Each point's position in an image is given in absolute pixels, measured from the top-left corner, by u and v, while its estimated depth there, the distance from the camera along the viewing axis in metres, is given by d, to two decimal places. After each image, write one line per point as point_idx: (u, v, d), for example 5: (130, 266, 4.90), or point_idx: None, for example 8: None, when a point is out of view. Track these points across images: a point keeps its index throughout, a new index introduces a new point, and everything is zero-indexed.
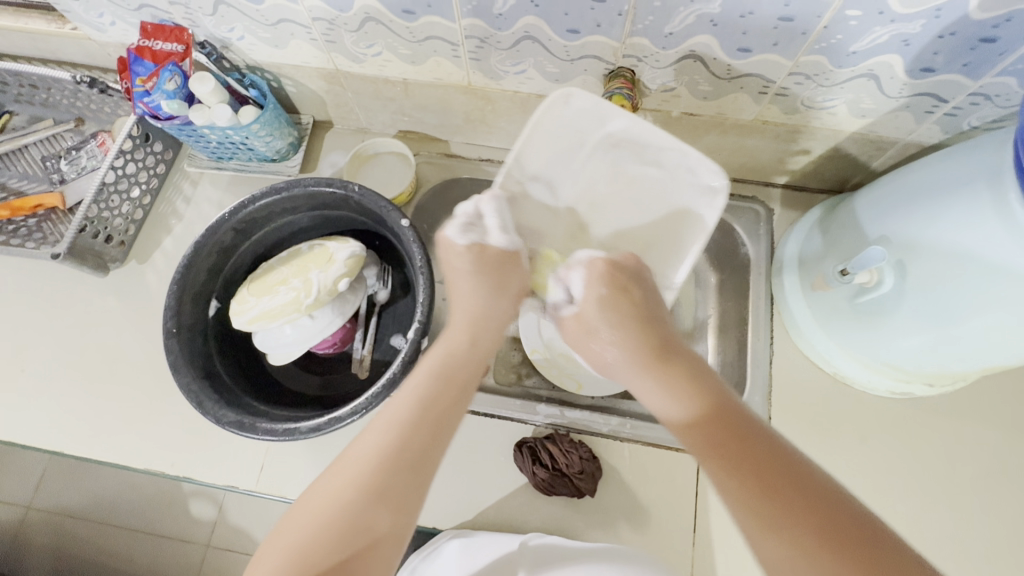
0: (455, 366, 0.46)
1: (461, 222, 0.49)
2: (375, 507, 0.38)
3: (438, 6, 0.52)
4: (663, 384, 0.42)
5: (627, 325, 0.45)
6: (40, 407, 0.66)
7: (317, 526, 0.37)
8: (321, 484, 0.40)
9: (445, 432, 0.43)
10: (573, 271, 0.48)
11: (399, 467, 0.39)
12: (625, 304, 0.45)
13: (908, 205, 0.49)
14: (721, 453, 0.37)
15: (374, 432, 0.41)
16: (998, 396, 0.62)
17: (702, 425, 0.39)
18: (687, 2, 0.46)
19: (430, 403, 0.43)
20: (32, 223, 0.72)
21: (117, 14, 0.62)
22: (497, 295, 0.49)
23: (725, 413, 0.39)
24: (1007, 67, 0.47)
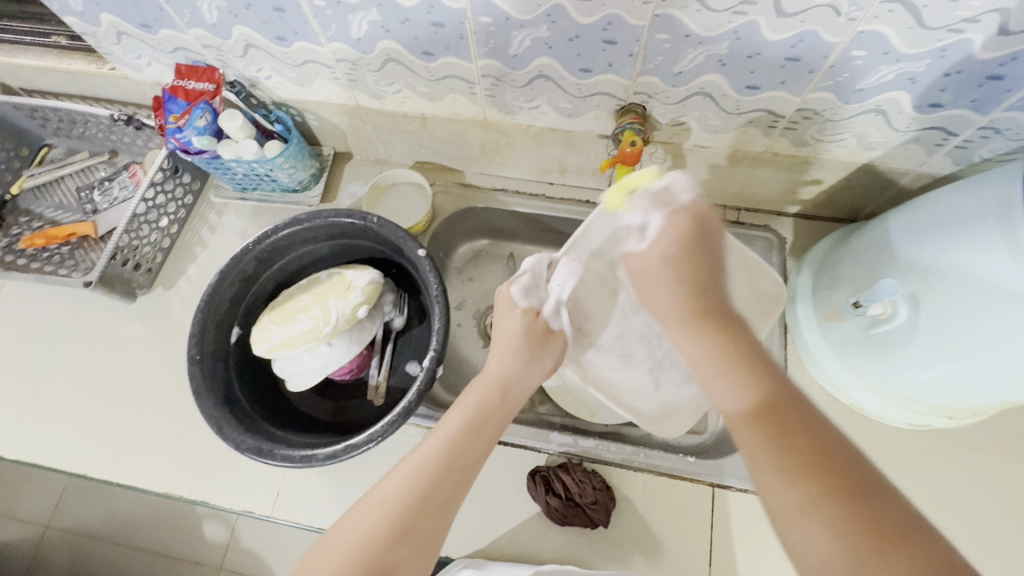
0: (488, 414, 0.46)
1: (524, 283, 0.53)
2: (396, 547, 0.37)
3: (456, 48, 0.54)
4: (706, 339, 0.40)
5: (687, 281, 0.43)
6: (65, 429, 0.68)
7: (343, 559, 0.36)
8: (348, 516, 0.39)
9: (472, 477, 0.43)
10: (654, 210, 0.45)
11: (424, 507, 0.39)
12: (689, 265, 0.43)
13: (922, 238, 0.49)
14: (777, 449, 0.33)
15: (401, 470, 0.41)
16: (1021, 431, 0.60)
17: (760, 418, 0.35)
18: (696, 44, 0.48)
19: (461, 447, 0.43)
20: (65, 251, 0.75)
21: (153, 56, 0.66)
22: (534, 363, 0.50)
23: (779, 408, 0.35)
24: (1016, 104, 0.47)
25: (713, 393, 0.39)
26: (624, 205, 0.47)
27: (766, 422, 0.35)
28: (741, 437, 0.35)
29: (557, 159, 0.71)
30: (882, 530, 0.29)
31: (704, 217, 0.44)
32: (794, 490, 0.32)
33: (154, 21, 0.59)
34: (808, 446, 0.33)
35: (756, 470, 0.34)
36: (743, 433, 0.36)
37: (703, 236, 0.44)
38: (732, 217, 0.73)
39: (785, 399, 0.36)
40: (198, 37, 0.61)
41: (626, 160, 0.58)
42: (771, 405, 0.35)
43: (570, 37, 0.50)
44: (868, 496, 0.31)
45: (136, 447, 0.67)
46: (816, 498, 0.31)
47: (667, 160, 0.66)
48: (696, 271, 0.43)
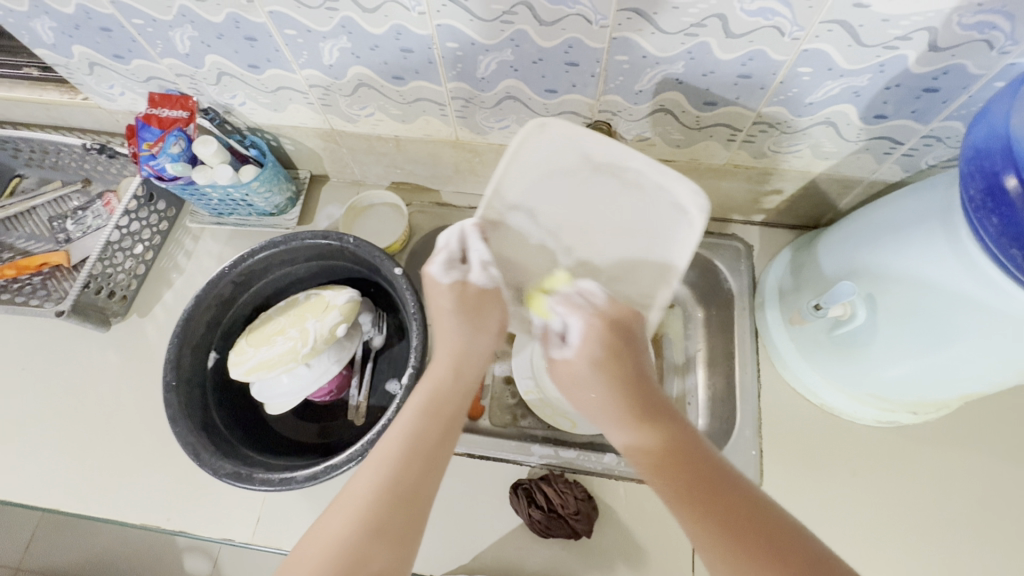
0: (445, 398, 0.46)
1: (444, 258, 0.51)
2: (374, 545, 0.37)
3: (425, 72, 0.56)
4: (635, 426, 0.41)
5: (617, 386, 0.43)
6: (37, 463, 0.66)
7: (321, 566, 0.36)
8: (323, 520, 0.39)
9: (440, 461, 0.43)
10: (573, 314, 0.47)
11: (398, 503, 0.39)
12: (616, 364, 0.44)
13: (876, 241, 0.51)
14: (686, 497, 0.36)
15: (365, 471, 0.41)
16: (982, 423, 0.63)
17: (663, 462, 0.38)
18: (653, 64, 0.50)
19: (421, 435, 0.43)
20: (37, 281, 0.74)
21: (127, 86, 0.67)
22: (477, 332, 0.49)
23: (679, 448, 0.39)
24: (953, 113, 0.50)
25: (608, 430, 0.43)
26: (544, 311, 0.51)
27: (677, 472, 0.37)
28: (660, 492, 0.38)
29: None
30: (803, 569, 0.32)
31: (625, 321, 0.47)
32: (699, 522, 0.35)
33: (126, 52, 0.60)
34: (725, 507, 0.35)
35: (678, 512, 0.37)
36: (645, 470, 0.39)
37: (622, 333, 0.46)
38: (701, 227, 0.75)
39: (682, 437, 0.40)
40: (171, 67, 0.62)
41: None
42: (671, 452, 0.39)
43: (534, 60, 0.52)
44: (757, 523, 0.34)
45: (111, 478, 0.65)
46: (726, 541, 0.34)
47: None
48: (631, 371, 0.44)
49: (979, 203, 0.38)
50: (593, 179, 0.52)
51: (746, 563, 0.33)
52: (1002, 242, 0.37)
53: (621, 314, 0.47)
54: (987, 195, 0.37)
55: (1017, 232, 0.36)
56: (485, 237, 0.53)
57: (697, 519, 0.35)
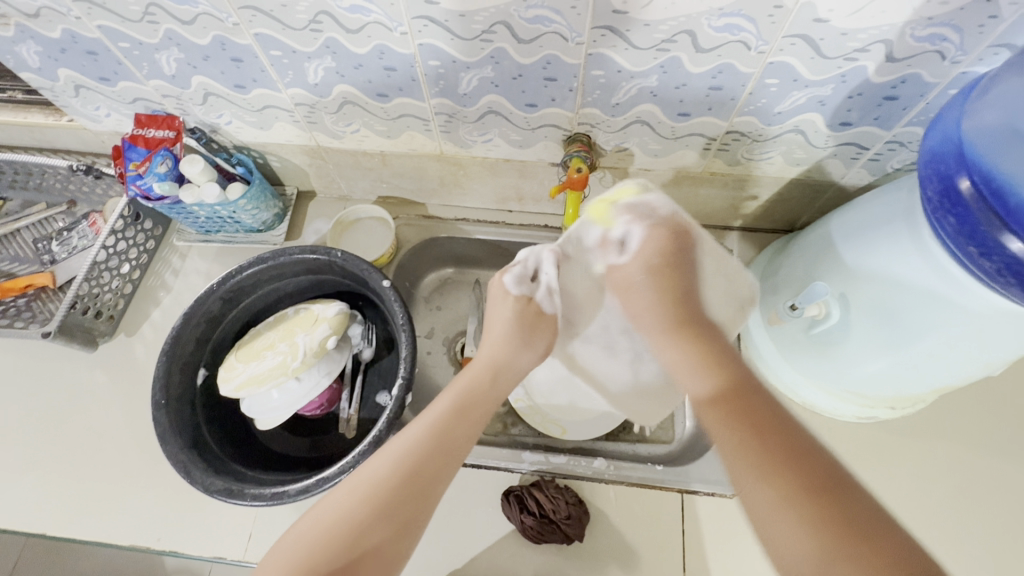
0: (475, 400, 0.47)
1: (519, 272, 0.56)
2: (379, 524, 0.39)
3: (408, 89, 0.58)
4: (696, 371, 0.42)
5: (667, 294, 0.48)
6: (24, 488, 0.66)
7: (324, 537, 0.38)
8: (334, 492, 0.40)
9: (457, 462, 0.44)
10: (637, 223, 0.51)
11: (411, 490, 0.40)
12: (690, 333, 0.45)
13: (847, 242, 0.54)
14: (751, 450, 0.35)
15: (387, 454, 0.42)
16: (957, 416, 0.65)
17: (724, 403, 0.38)
18: (628, 78, 0.52)
19: (448, 431, 0.44)
20: (22, 303, 0.74)
21: (112, 107, 0.67)
22: (524, 348, 0.53)
23: (746, 394, 0.39)
24: (913, 119, 0.53)
25: (675, 372, 0.44)
26: (610, 219, 0.52)
27: (730, 410, 0.38)
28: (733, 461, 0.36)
29: (514, 188, 0.74)
30: (868, 538, 0.30)
31: (682, 233, 0.51)
32: (760, 478, 0.34)
33: (112, 74, 0.61)
34: (792, 469, 0.34)
35: (733, 465, 0.36)
36: (708, 414, 0.39)
37: (678, 243, 0.50)
38: None
39: (742, 387, 0.39)
40: (157, 88, 0.63)
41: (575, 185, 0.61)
42: (744, 405, 0.38)
43: (513, 76, 0.54)
44: (831, 491, 0.33)
45: (100, 500, 0.65)
46: (806, 512, 0.32)
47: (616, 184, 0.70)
48: (706, 337, 0.45)
49: (936, 204, 0.40)
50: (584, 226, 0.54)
51: (812, 534, 0.31)
52: (959, 240, 0.39)
53: (677, 233, 0.51)
54: (943, 196, 0.40)
55: (972, 230, 0.38)
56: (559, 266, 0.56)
57: (762, 479, 0.34)
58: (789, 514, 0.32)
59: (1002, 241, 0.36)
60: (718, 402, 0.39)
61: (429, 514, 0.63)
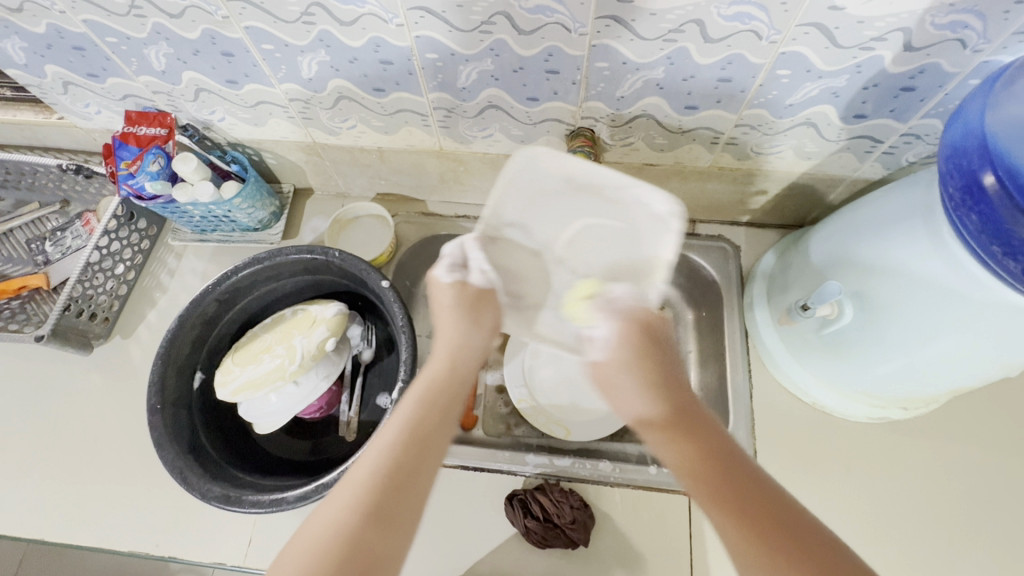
0: (444, 391, 0.44)
1: (447, 262, 0.50)
2: (369, 531, 0.36)
3: (406, 83, 0.56)
4: (636, 395, 0.43)
5: (650, 389, 0.42)
6: (20, 493, 0.65)
7: (314, 555, 0.35)
8: (321, 507, 0.38)
9: (438, 456, 0.41)
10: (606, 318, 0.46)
11: (393, 489, 0.38)
12: (645, 361, 0.44)
13: (861, 238, 0.52)
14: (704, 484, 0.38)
15: (369, 455, 0.40)
16: (971, 416, 0.63)
17: (670, 426, 0.41)
18: (634, 70, 0.50)
19: (421, 425, 0.42)
20: (16, 305, 0.73)
21: (103, 104, 0.66)
22: (476, 327, 0.49)
23: (687, 416, 0.41)
24: (930, 111, 0.51)
25: (615, 392, 0.44)
26: (582, 316, 0.49)
27: (679, 440, 0.40)
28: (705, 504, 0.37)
29: None
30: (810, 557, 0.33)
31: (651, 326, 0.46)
32: (717, 511, 0.36)
33: (101, 70, 0.59)
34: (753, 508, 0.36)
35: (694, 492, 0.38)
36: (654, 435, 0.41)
37: (653, 331, 0.46)
38: (688, 230, 0.75)
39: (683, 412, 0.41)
40: (148, 84, 0.61)
41: None
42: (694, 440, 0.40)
43: (514, 68, 0.52)
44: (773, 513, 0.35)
45: (97, 505, 0.64)
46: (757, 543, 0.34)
47: None
48: (662, 368, 0.43)
49: (958, 201, 0.39)
50: (575, 198, 0.50)
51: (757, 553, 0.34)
52: (982, 239, 0.38)
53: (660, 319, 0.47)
54: (966, 193, 0.38)
55: (996, 229, 0.36)
56: (487, 251, 0.51)
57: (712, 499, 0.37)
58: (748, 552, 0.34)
59: None
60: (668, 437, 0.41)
61: (431, 518, 0.62)
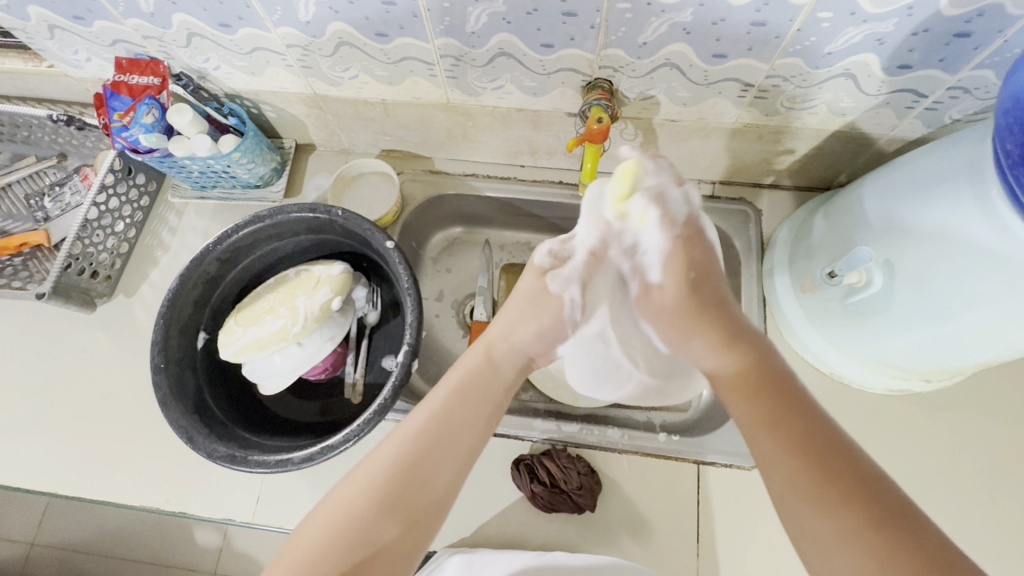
0: (479, 388, 0.46)
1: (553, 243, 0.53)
2: (414, 480, 0.40)
3: (410, 28, 0.52)
4: (714, 349, 0.44)
5: (744, 359, 0.42)
6: (33, 450, 0.65)
7: (366, 488, 0.40)
8: (337, 487, 0.41)
9: (464, 457, 0.43)
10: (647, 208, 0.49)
11: (440, 447, 0.42)
12: (700, 274, 0.48)
13: (896, 202, 0.48)
14: (789, 434, 0.37)
15: (392, 443, 0.42)
16: (994, 390, 0.61)
17: (744, 378, 0.41)
18: (659, 12, 0.46)
19: (448, 425, 0.43)
20: (18, 262, 0.72)
21: (92, 51, 0.62)
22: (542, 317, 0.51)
23: (777, 385, 0.40)
24: (984, 61, 0.46)
25: (691, 354, 0.46)
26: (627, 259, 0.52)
27: (751, 383, 0.41)
28: (747, 423, 0.40)
29: (526, 140, 0.69)
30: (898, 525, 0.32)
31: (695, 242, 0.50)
32: (790, 453, 0.36)
33: (86, 12, 0.56)
34: (804, 429, 0.37)
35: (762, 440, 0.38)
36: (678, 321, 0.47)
37: (701, 251, 0.49)
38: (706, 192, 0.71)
39: (754, 365, 0.42)
40: (137, 28, 0.57)
41: (594, 138, 0.55)
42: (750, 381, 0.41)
43: (527, 10, 0.48)
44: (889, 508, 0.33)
45: (108, 463, 0.64)
46: (828, 495, 0.34)
47: (638, 136, 0.64)
48: (716, 299, 0.47)
49: (1016, 158, 0.35)
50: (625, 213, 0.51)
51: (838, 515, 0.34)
52: None
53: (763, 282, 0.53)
54: None
55: None
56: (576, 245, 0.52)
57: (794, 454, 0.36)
58: (771, 441, 0.38)
59: None
60: (742, 375, 0.41)
61: None
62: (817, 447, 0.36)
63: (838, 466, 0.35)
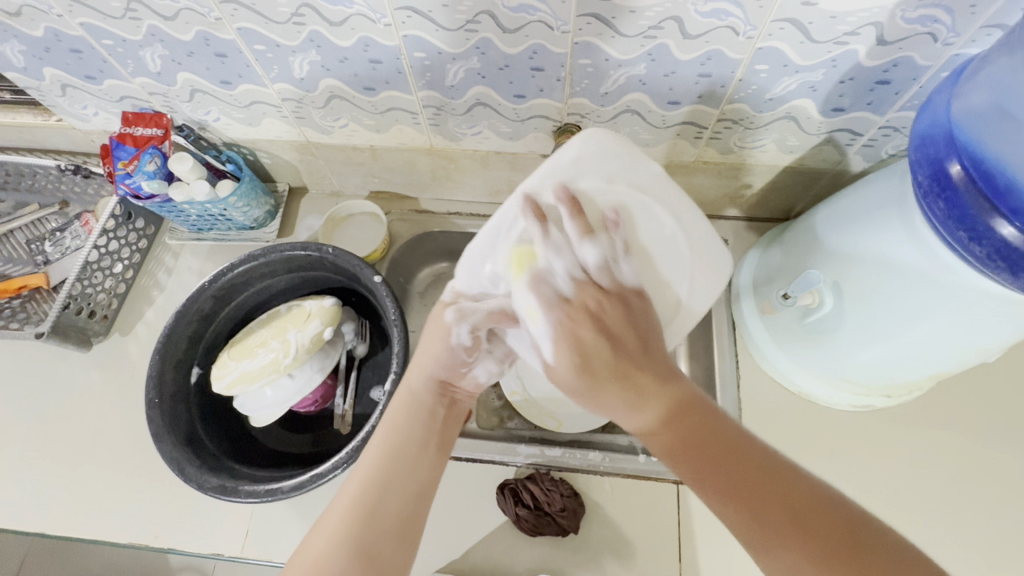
0: (431, 420, 0.48)
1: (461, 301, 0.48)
2: (378, 515, 0.42)
3: (395, 82, 0.57)
4: (625, 386, 0.40)
5: (627, 379, 0.40)
6: (21, 490, 0.66)
7: (335, 533, 0.40)
8: (313, 535, 0.41)
9: (419, 486, 0.44)
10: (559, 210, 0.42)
11: (398, 480, 0.44)
12: (598, 363, 0.41)
13: (838, 230, 0.53)
14: (718, 479, 0.37)
15: (354, 481, 0.43)
16: (954, 403, 0.64)
17: (669, 421, 0.39)
18: (616, 67, 0.51)
19: (405, 458, 0.45)
20: (16, 304, 0.74)
21: (100, 106, 0.67)
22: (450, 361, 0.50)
23: (687, 410, 0.39)
24: (906, 104, 0.52)
25: (608, 409, 0.41)
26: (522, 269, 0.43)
27: (674, 422, 0.39)
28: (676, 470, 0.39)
29: (505, 180, 0.74)
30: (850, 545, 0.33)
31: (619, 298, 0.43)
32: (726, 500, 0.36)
33: (98, 72, 0.61)
34: (723, 464, 0.37)
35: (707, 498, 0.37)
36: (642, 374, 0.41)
37: (615, 318, 0.42)
38: None
39: (677, 387, 0.40)
40: (144, 86, 0.62)
41: None
42: (680, 424, 0.39)
43: (500, 66, 0.53)
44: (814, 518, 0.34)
45: (98, 500, 0.65)
46: (779, 533, 0.34)
47: None
48: (630, 310, 0.42)
49: (927, 188, 0.40)
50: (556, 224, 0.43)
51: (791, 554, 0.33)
52: (949, 225, 0.39)
53: (607, 275, 0.43)
54: (933, 181, 0.39)
55: (961, 216, 0.37)
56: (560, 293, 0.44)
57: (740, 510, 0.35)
58: (717, 497, 0.37)
59: (994, 226, 0.36)
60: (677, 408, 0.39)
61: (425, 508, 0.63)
62: (739, 457, 0.37)
63: (756, 481, 0.36)
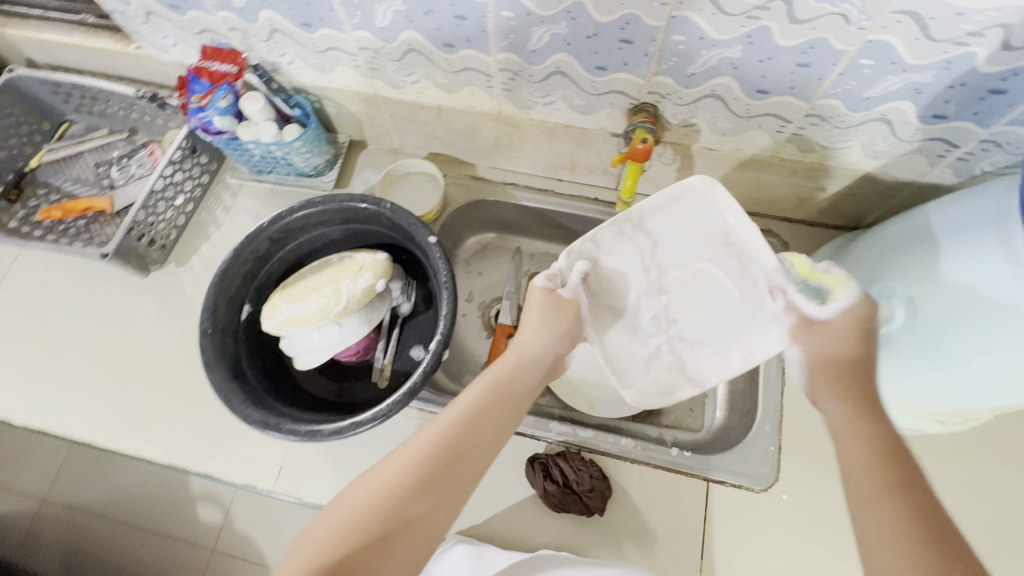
0: (495, 411, 0.46)
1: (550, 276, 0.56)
2: (418, 495, 0.41)
3: (476, 40, 0.56)
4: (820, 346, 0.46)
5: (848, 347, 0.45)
6: (75, 400, 0.69)
7: (369, 505, 0.40)
8: (349, 490, 0.41)
9: (467, 476, 0.43)
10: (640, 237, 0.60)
11: (449, 462, 0.43)
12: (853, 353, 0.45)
13: (919, 244, 0.51)
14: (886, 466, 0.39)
15: (401, 457, 0.43)
16: (1010, 439, 0.62)
17: (841, 376, 0.45)
18: (710, 46, 0.49)
19: (460, 444, 0.43)
20: (82, 224, 0.77)
21: (179, 37, 0.68)
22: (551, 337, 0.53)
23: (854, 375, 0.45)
24: (1016, 118, 0.49)
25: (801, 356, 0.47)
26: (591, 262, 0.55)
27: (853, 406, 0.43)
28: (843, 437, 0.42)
29: (568, 156, 0.72)
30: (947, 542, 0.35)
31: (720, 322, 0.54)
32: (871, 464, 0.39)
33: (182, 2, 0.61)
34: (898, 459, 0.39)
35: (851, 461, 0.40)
36: (823, 384, 0.46)
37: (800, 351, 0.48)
38: None
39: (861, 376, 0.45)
40: (225, 20, 0.63)
41: (637, 156, 0.60)
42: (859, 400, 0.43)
43: (587, 35, 0.51)
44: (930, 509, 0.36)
45: (144, 419, 0.68)
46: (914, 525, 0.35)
47: (676, 161, 0.67)
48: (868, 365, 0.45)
49: None
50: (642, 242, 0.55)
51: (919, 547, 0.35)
52: None
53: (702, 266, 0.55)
54: None
55: None
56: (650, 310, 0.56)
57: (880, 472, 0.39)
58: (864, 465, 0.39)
59: None
60: (827, 373, 0.45)
61: None
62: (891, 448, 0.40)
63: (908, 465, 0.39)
